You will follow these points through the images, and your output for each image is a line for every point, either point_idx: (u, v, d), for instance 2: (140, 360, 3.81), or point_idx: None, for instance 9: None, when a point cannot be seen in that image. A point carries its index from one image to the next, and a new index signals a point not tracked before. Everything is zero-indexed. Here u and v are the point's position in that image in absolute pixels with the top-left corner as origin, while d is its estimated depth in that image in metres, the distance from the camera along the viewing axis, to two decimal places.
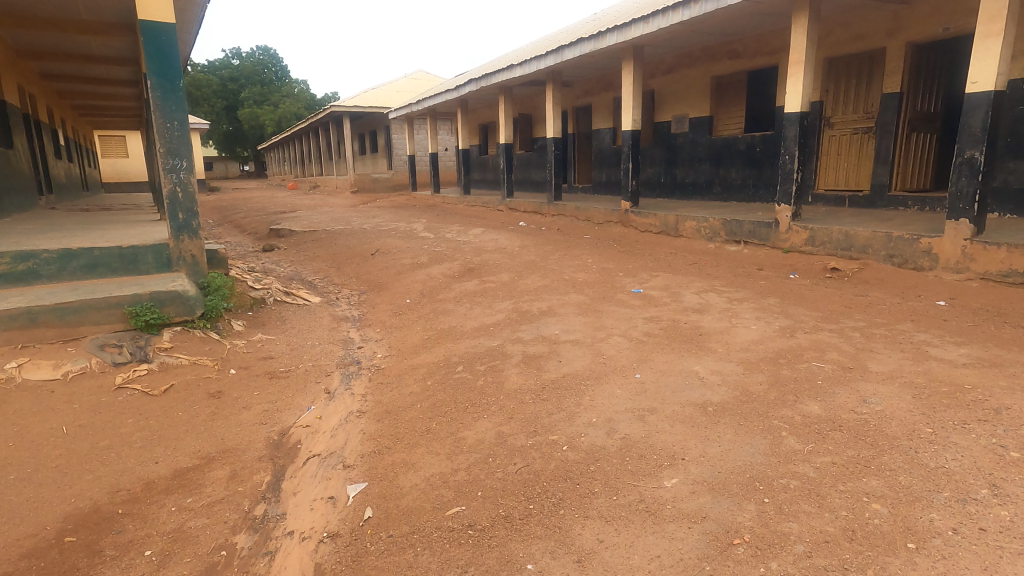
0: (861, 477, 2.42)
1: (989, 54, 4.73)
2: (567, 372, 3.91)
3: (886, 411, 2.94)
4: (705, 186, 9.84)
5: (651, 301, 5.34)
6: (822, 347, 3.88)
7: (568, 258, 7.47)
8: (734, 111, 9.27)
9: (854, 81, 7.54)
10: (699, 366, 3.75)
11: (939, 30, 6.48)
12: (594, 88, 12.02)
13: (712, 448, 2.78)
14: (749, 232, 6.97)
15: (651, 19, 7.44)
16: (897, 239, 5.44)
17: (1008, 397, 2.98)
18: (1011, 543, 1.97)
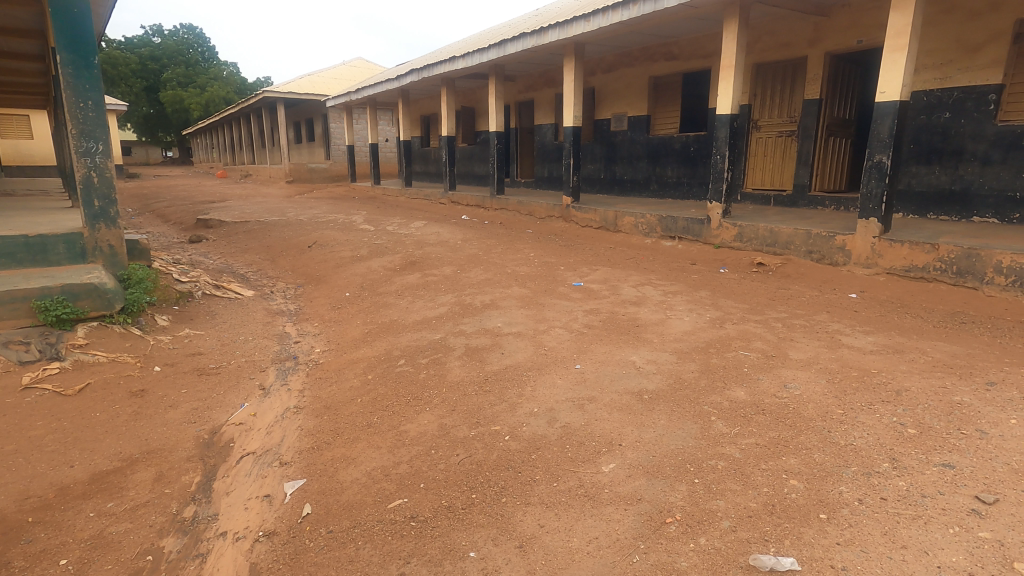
0: (781, 456, 2.60)
1: (896, 66, 5.14)
2: (510, 364, 3.96)
3: (803, 395, 3.17)
4: (642, 183, 10.15)
5: (591, 294, 5.47)
6: (748, 336, 4.12)
7: (510, 252, 7.52)
8: (670, 111, 9.61)
9: (779, 87, 8.00)
10: (636, 357, 3.89)
11: (854, 42, 6.97)
12: (536, 83, 12.12)
13: (647, 433, 2.90)
14: (683, 228, 7.28)
15: (592, 18, 7.58)
16: (816, 236, 5.83)
17: (907, 379, 3.29)
18: (907, 510, 2.18)
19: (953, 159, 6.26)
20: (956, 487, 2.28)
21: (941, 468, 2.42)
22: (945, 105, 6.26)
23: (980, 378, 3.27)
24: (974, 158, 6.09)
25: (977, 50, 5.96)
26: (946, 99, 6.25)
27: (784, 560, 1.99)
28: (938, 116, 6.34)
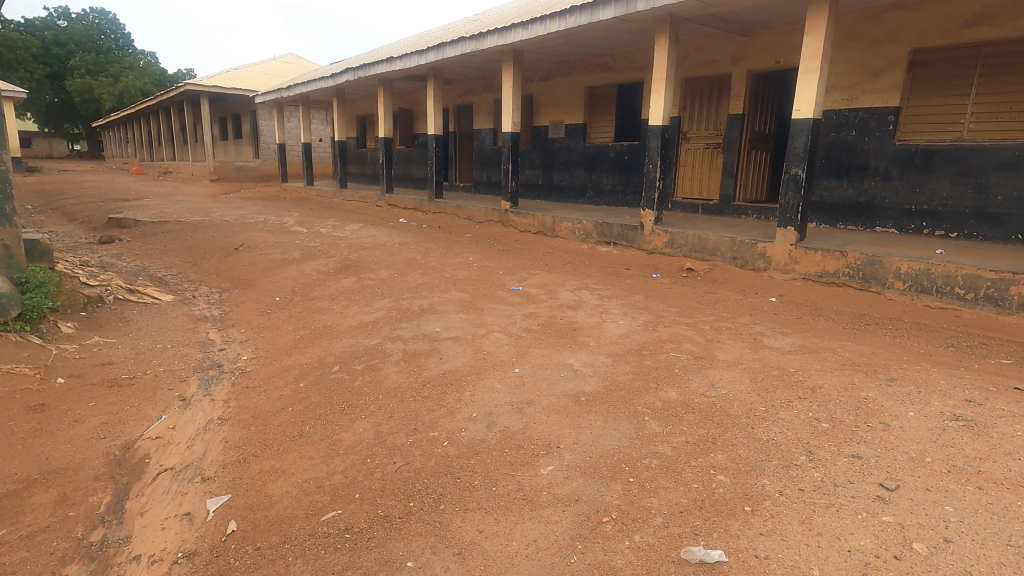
0: (710, 453, 2.72)
1: (809, 86, 5.54)
2: (448, 369, 3.92)
3: (729, 394, 3.34)
4: (579, 189, 10.37)
5: (529, 299, 5.53)
6: (679, 339, 4.30)
7: (448, 256, 7.47)
8: (605, 120, 9.89)
9: (706, 101, 8.42)
10: (573, 359, 3.96)
11: (773, 62, 7.46)
12: (475, 88, 12.14)
13: (584, 435, 2.96)
14: (618, 234, 7.49)
15: (530, 26, 7.69)
16: (740, 243, 6.16)
17: (821, 377, 3.53)
18: (822, 499, 2.33)
19: (859, 174, 6.81)
20: (863, 476, 2.47)
21: (850, 458, 2.61)
22: (852, 123, 6.81)
23: (883, 375, 3.57)
24: (877, 173, 6.66)
25: (879, 75, 6.52)
26: (852, 119, 6.80)
27: (712, 552, 2.07)
28: (845, 133, 6.88)
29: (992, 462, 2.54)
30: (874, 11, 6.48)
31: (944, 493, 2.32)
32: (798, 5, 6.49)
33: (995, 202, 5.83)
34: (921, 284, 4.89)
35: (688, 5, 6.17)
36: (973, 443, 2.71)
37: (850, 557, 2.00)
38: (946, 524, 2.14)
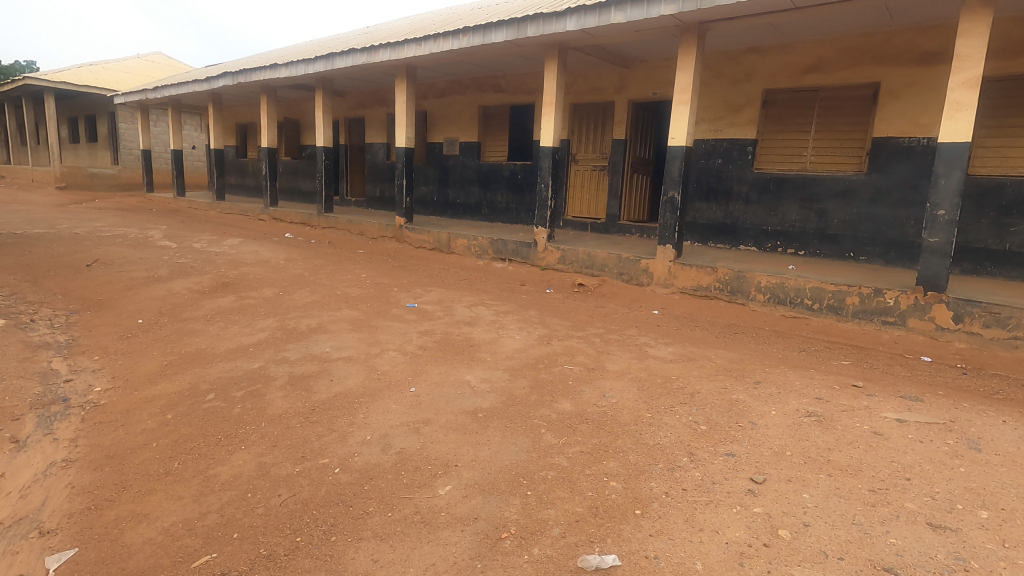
0: (602, 461, 2.82)
1: (682, 117, 6.07)
2: (339, 391, 3.72)
3: (619, 403, 3.50)
4: (474, 206, 10.46)
5: (425, 315, 5.44)
6: (572, 351, 4.45)
7: (339, 273, 7.16)
8: (499, 139, 10.11)
9: (593, 126, 8.93)
10: (470, 376, 3.94)
11: (650, 93, 8.10)
12: (367, 101, 11.87)
13: (482, 451, 2.94)
14: (512, 251, 7.64)
15: (423, 42, 7.68)
16: (625, 260, 6.55)
17: (699, 383, 3.82)
18: (702, 496, 2.51)
19: (725, 198, 7.56)
20: (737, 472, 2.70)
21: (725, 457, 2.84)
22: (718, 152, 7.56)
23: (749, 378, 3.94)
24: (739, 197, 7.42)
25: (738, 110, 7.33)
26: (718, 148, 7.55)
27: (607, 557, 2.13)
28: (713, 161, 7.61)
29: (839, 451, 2.89)
30: (733, 53, 7.28)
31: (802, 482, 2.60)
32: (671, 42, 7.12)
33: (833, 225, 6.73)
34: (778, 296, 5.50)
35: (574, 34, 6.52)
36: (823, 435, 3.07)
37: (727, 549, 2.16)
38: (805, 510, 2.39)
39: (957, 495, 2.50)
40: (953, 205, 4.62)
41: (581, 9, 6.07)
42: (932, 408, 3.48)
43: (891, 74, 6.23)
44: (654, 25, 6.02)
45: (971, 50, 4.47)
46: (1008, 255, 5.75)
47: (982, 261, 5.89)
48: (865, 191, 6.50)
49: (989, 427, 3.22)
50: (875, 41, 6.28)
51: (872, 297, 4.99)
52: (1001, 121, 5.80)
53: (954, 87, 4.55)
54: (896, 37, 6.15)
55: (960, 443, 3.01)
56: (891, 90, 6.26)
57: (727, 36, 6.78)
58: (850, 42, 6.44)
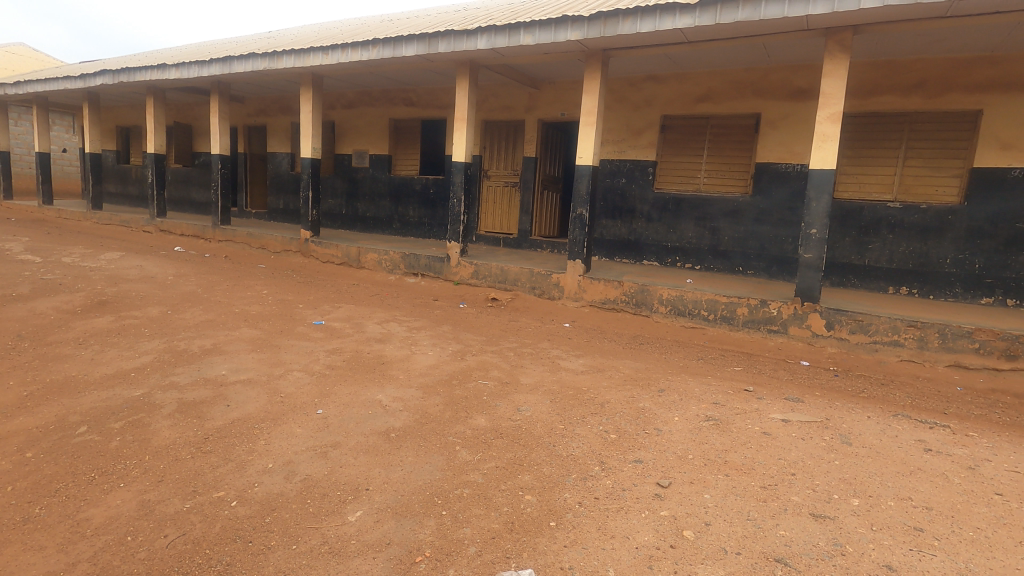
0: (517, 475, 2.83)
1: (589, 138, 6.34)
2: (237, 417, 3.45)
3: (533, 416, 3.54)
4: (385, 221, 10.23)
5: (333, 333, 5.21)
6: (486, 366, 4.44)
7: (237, 289, 6.69)
8: (410, 153, 10.00)
9: (504, 143, 9.09)
10: (381, 395, 3.81)
11: (559, 114, 8.40)
12: (270, 109, 11.31)
13: (395, 472, 2.85)
14: (425, 266, 7.54)
15: (330, 51, 7.46)
16: (537, 274, 6.68)
17: (608, 393, 3.95)
18: (613, 504, 2.59)
19: (629, 215, 7.96)
20: (645, 477, 2.82)
21: (634, 463, 2.96)
22: (622, 172, 7.96)
23: (654, 387, 4.14)
24: (642, 215, 7.84)
25: (640, 134, 7.79)
26: (622, 168, 7.96)
27: (522, 572, 2.13)
28: (617, 180, 8.01)
29: (734, 452, 3.10)
30: (634, 80, 7.75)
31: (702, 483, 2.76)
32: (577, 67, 7.45)
33: (724, 242, 7.30)
34: (678, 308, 5.84)
35: (485, 53, 6.63)
36: (721, 438, 3.28)
37: (638, 553, 2.24)
38: (706, 510, 2.53)
39: (834, 486, 2.77)
40: (823, 225, 5.18)
41: (491, 29, 6.19)
42: (811, 408, 3.85)
43: (769, 106, 6.91)
44: (561, 49, 6.27)
45: (833, 89, 5.07)
46: (868, 269, 6.53)
47: (847, 275, 6.65)
48: (750, 212, 7.12)
49: (857, 423, 3.61)
50: (756, 76, 6.96)
51: (759, 307, 5.45)
52: (858, 152, 6.61)
53: (821, 120, 5.12)
54: (773, 74, 6.85)
55: (835, 438, 3.34)
56: (770, 121, 6.94)
57: (629, 64, 7.20)
58: (735, 76, 7.09)
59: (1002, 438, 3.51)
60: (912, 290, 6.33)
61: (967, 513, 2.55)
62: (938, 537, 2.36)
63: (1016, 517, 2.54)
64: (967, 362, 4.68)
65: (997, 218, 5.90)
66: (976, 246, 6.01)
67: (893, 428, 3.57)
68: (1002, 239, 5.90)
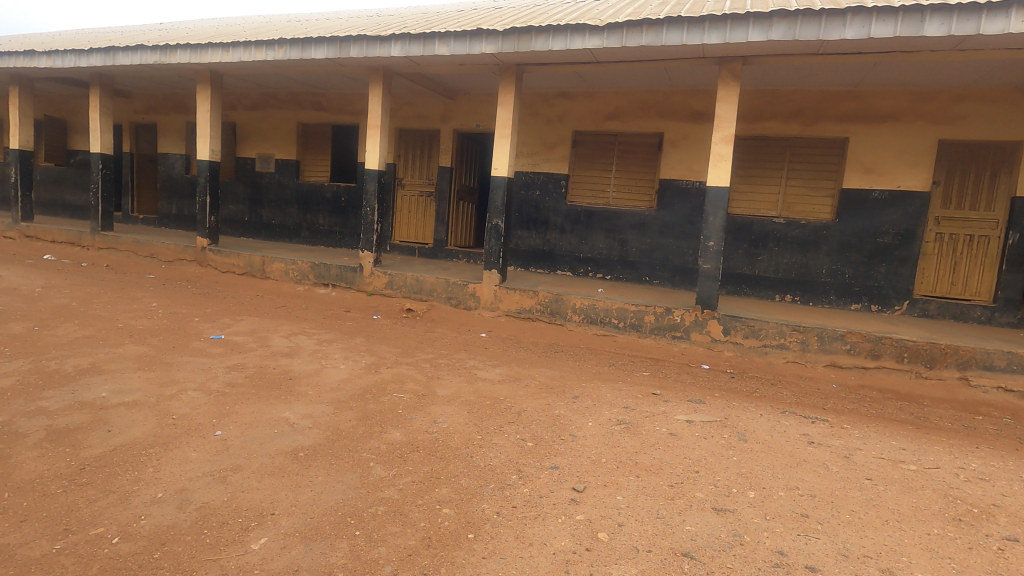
0: (434, 488, 2.78)
1: (503, 150, 6.43)
2: (120, 444, 3.11)
3: (449, 427, 3.49)
4: (292, 229, 9.74)
5: (233, 348, 4.85)
6: (401, 379, 4.34)
7: (120, 302, 6.07)
8: (320, 159, 9.62)
9: (419, 153, 9.00)
10: (289, 413, 3.60)
11: (474, 125, 8.46)
12: (161, 106, 10.45)
13: (304, 494, 2.69)
14: (336, 276, 7.26)
15: (231, 49, 7.03)
16: (453, 284, 6.64)
17: (525, 402, 3.99)
18: (531, 511, 2.61)
19: (543, 227, 8.14)
20: (561, 483, 2.87)
21: (551, 470, 3.00)
22: (536, 184, 8.15)
23: (569, 394, 4.24)
24: (556, 227, 8.05)
25: (552, 147, 8.02)
26: (536, 181, 8.15)
27: None
28: (532, 192, 8.18)
29: (644, 453, 3.24)
30: (547, 95, 7.98)
31: (615, 486, 2.86)
32: (492, 79, 7.55)
33: (632, 253, 7.67)
34: (590, 316, 6.04)
35: (399, 61, 6.54)
36: (631, 440, 3.43)
37: (555, 559, 2.27)
38: (619, 511, 2.62)
39: (732, 480, 2.97)
40: (719, 238, 5.59)
41: (405, 37, 6.12)
42: (712, 408, 4.11)
43: (671, 126, 7.38)
44: (476, 61, 6.33)
45: (726, 113, 5.51)
46: (758, 279, 7.12)
47: (740, 284, 7.21)
48: (655, 225, 7.54)
49: (752, 421, 3.90)
50: (659, 98, 7.41)
51: (664, 315, 5.76)
52: (748, 172, 7.22)
53: (716, 141, 5.54)
54: (674, 97, 7.34)
55: (733, 436, 3.59)
56: (672, 140, 7.40)
57: (542, 80, 7.41)
58: (640, 96, 7.51)
59: (870, 429, 3.95)
60: (795, 297, 6.99)
61: (844, 498, 2.83)
62: (821, 522, 2.60)
63: (883, 499, 2.85)
64: (842, 362, 5.21)
65: (862, 234, 6.68)
66: (846, 258, 6.75)
67: (781, 423, 3.91)
68: (866, 252, 6.67)
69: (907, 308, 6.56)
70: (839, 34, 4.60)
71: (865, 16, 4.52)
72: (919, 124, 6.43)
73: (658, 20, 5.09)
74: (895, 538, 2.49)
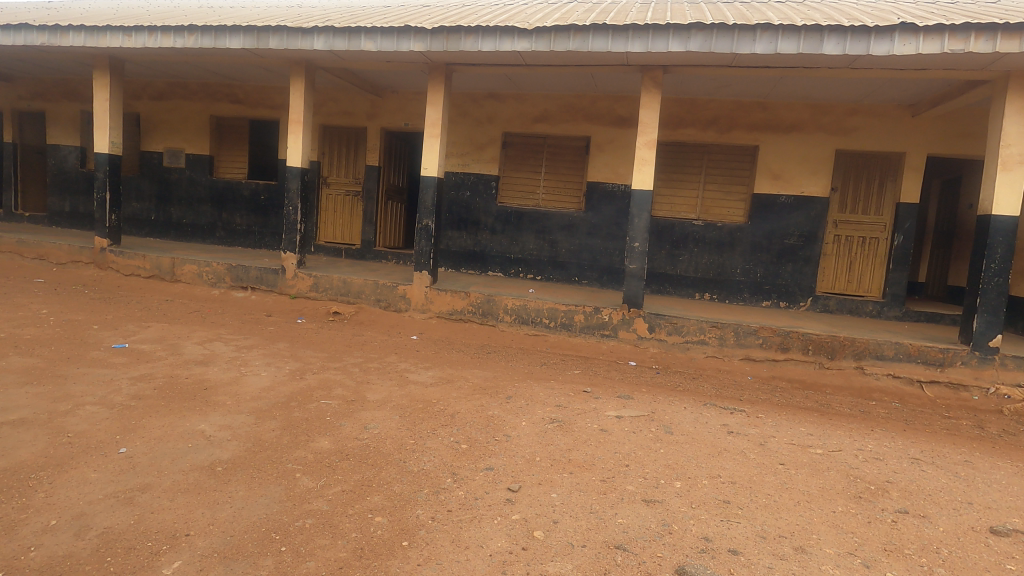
0: (366, 497, 2.69)
1: (433, 149, 6.34)
2: (3, 468, 2.77)
3: (381, 433, 3.39)
4: (205, 229, 9.12)
5: (139, 358, 4.47)
6: (328, 385, 4.16)
7: (2, 309, 5.43)
8: (237, 155, 9.08)
9: (345, 151, 8.72)
10: (204, 425, 3.35)
11: (402, 124, 8.30)
12: (50, 93, 9.47)
13: (222, 511, 2.51)
14: (256, 278, 6.87)
15: (134, 34, 6.48)
16: (383, 286, 6.47)
17: (458, 404, 3.95)
18: (466, 514, 2.58)
19: (474, 227, 8.12)
20: (497, 484, 2.86)
21: (485, 471, 2.99)
22: (467, 185, 8.12)
23: (502, 394, 4.25)
24: (487, 228, 8.05)
25: (482, 148, 8.02)
26: (466, 181, 8.12)
27: None
28: (462, 193, 8.14)
29: (576, 450, 3.30)
30: (476, 96, 7.97)
31: (550, 483, 2.89)
32: (420, 78, 7.44)
33: (561, 253, 7.81)
34: (522, 316, 6.08)
35: (322, 54, 6.30)
36: (564, 438, 3.48)
37: (492, 560, 2.26)
38: (554, 508, 2.65)
39: (660, 472, 3.08)
40: (644, 239, 5.81)
41: (329, 30, 5.90)
42: (640, 403, 4.26)
43: (597, 130, 7.59)
44: (403, 58, 6.21)
45: (650, 119, 5.73)
46: (680, 278, 7.47)
47: (663, 284, 7.53)
48: (583, 226, 7.72)
49: (676, 413, 4.08)
50: (585, 102, 7.60)
51: (593, 314, 5.90)
52: (669, 176, 7.56)
53: (641, 146, 5.75)
54: (600, 102, 7.55)
55: (660, 429, 3.73)
56: (599, 144, 7.61)
57: (471, 80, 7.38)
58: (567, 100, 7.66)
59: (782, 417, 4.24)
60: (713, 295, 7.39)
61: (760, 483, 3.02)
62: (740, 506, 2.75)
63: (794, 481, 3.07)
64: (755, 355, 5.57)
65: (771, 235, 7.17)
66: (757, 258, 7.22)
67: (703, 415, 4.11)
68: (775, 252, 7.17)
69: (810, 305, 7.11)
70: (750, 48, 4.91)
71: (773, 32, 4.85)
72: (819, 135, 7.00)
73: (584, 26, 5.21)
74: (806, 517, 2.68)
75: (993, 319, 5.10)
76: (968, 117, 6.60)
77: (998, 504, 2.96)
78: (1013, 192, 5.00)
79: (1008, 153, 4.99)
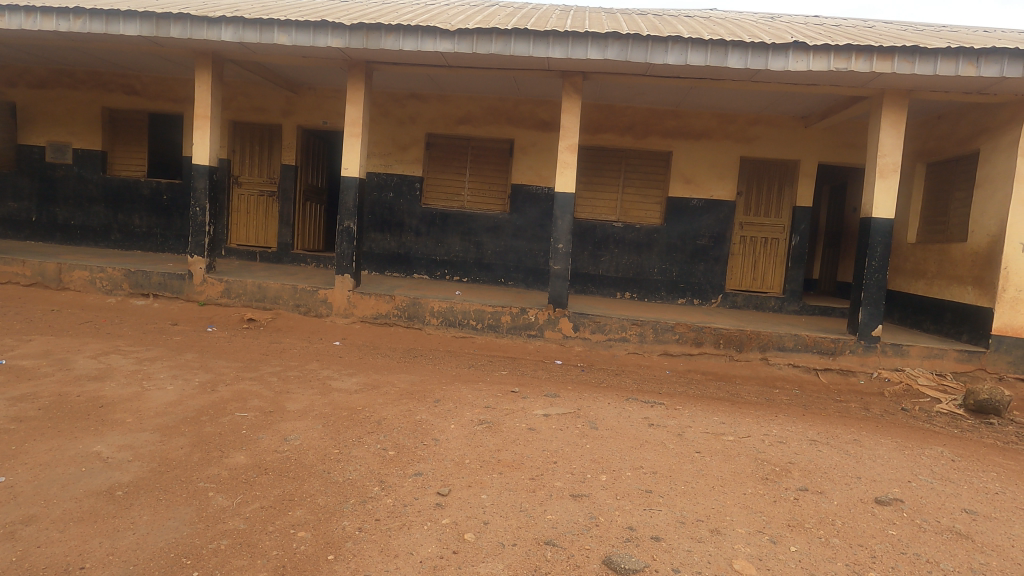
0: (288, 511, 2.56)
1: (353, 149, 6.15)
2: None
3: (302, 444, 3.25)
4: (97, 231, 8.31)
5: (20, 375, 4.00)
6: (244, 396, 3.93)
7: None
8: (134, 151, 8.37)
9: (258, 149, 8.28)
10: (100, 446, 3.06)
11: (320, 122, 7.99)
12: None
13: (123, 539, 2.31)
14: (158, 284, 6.36)
15: (7, 14, 5.81)
16: (301, 291, 6.20)
17: (384, 410, 3.86)
18: (394, 521, 2.53)
19: (397, 229, 7.97)
20: (425, 489, 2.82)
21: (414, 477, 2.94)
22: (389, 186, 7.95)
23: (430, 398, 4.19)
24: (412, 229, 7.93)
25: (405, 149, 7.88)
26: (389, 182, 7.95)
27: None
28: (385, 194, 7.97)
29: (505, 450, 3.32)
30: (398, 96, 7.83)
31: (479, 485, 2.89)
32: (339, 75, 7.20)
33: (487, 255, 7.84)
34: (449, 319, 6.04)
35: (231, 46, 5.94)
36: (493, 438, 3.49)
37: (422, 566, 2.23)
38: (484, 510, 2.65)
39: (587, 466, 3.17)
40: (567, 241, 5.94)
41: (237, 20, 5.57)
42: (566, 401, 4.36)
43: (520, 133, 7.69)
44: (320, 54, 5.98)
45: (571, 123, 5.88)
46: (602, 277, 7.72)
47: (586, 284, 7.75)
48: (508, 227, 7.79)
49: (600, 409, 4.21)
50: (508, 105, 7.67)
51: (519, 315, 5.96)
52: (590, 179, 7.80)
53: (563, 149, 5.88)
54: (522, 105, 7.65)
55: (585, 425, 3.84)
56: (522, 147, 7.71)
57: (392, 79, 7.24)
58: (491, 103, 7.70)
59: (697, 408, 4.49)
60: (633, 294, 7.70)
61: (678, 471, 3.18)
62: (661, 495, 2.89)
63: (709, 467, 3.26)
64: (673, 350, 5.85)
65: (684, 236, 7.58)
66: (673, 258, 7.61)
67: (626, 409, 4.27)
68: (689, 252, 7.59)
69: (721, 301, 7.59)
70: (662, 59, 5.16)
71: (682, 45, 5.14)
72: (725, 142, 7.49)
73: (506, 30, 5.25)
74: (720, 500, 2.86)
75: (875, 311, 5.68)
76: (851, 129, 7.31)
77: (881, 476, 3.31)
78: (890, 197, 5.59)
79: (885, 162, 5.57)
